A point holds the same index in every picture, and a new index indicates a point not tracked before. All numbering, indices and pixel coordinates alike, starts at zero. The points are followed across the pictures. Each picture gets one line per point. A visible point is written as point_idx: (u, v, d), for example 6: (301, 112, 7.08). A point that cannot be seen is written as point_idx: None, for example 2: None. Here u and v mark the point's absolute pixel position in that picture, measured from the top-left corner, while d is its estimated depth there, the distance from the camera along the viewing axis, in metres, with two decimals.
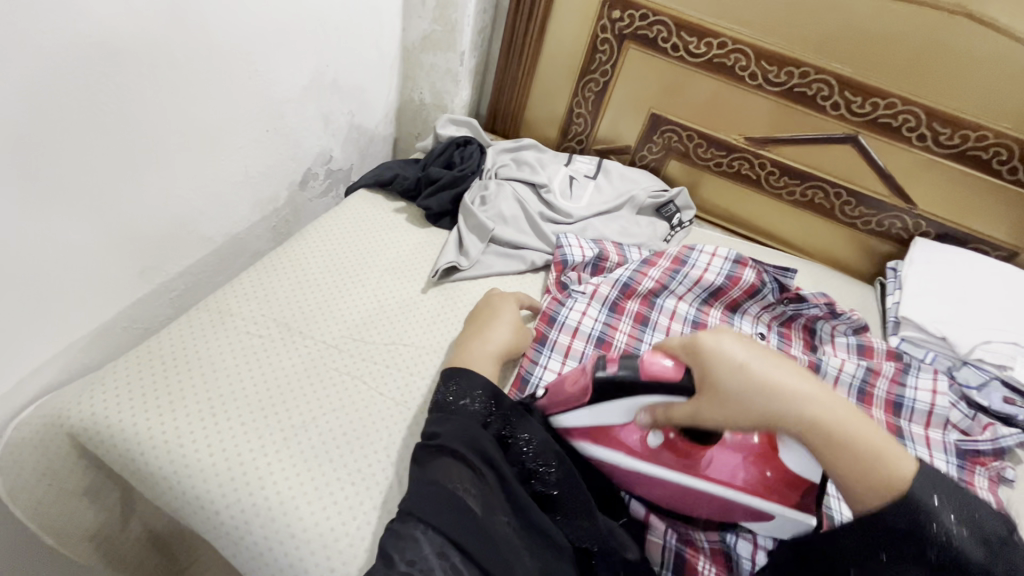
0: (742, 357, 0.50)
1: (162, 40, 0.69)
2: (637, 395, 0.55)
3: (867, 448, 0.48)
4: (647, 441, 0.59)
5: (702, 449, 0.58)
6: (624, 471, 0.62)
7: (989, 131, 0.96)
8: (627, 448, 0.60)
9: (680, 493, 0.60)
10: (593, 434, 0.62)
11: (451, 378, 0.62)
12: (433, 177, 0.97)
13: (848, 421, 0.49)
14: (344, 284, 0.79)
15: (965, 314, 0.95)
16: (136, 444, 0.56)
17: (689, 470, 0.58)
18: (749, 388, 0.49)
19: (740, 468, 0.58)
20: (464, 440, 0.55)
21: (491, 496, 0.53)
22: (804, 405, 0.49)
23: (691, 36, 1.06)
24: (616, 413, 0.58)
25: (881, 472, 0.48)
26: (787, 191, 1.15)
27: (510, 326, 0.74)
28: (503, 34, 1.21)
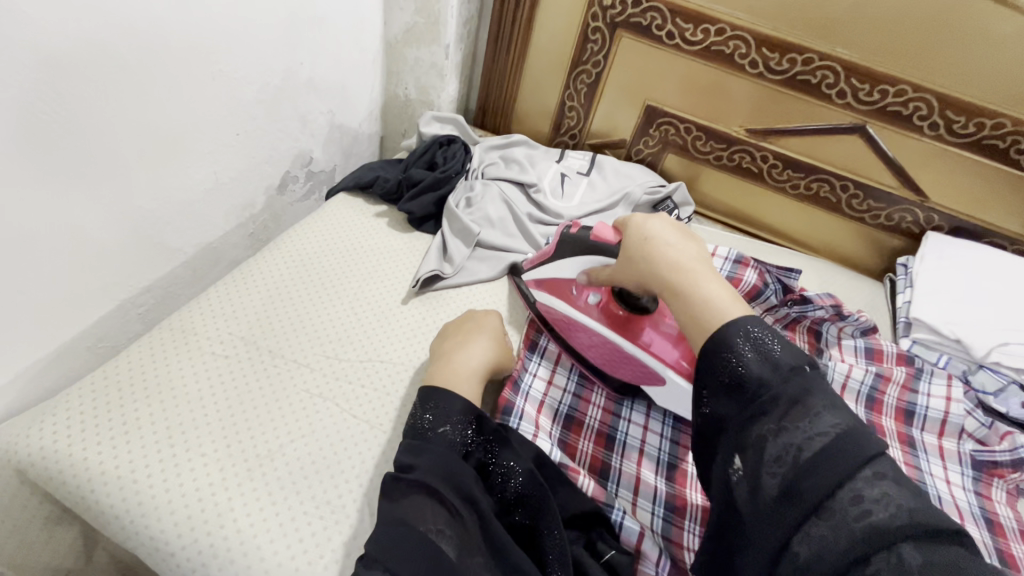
0: (652, 222, 0.60)
1: (115, 46, 0.64)
2: (583, 252, 0.69)
3: (704, 295, 0.52)
4: (590, 299, 0.71)
5: (637, 322, 0.68)
6: (565, 323, 0.74)
7: (1007, 119, 0.89)
8: (573, 300, 0.72)
9: (602, 350, 0.71)
10: (554, 287, 0.74)
11: (426, 404, 0.57)
12: (415, 179, 0.92)
13: (707, 278, 0.54)
14: (319, 296, 0.75)
15: (980, 314, 0.89)
16: (87, 481, 0.53)
17: (617, 329, 0.69)
18: (646, 243, 0.59)
19: (664, 347, 0.66)
20: (438, 472, 0.51)
21: (466, 535, 0.49)
22: (676, 258, 0.56)
23: (688, 22, 1.00)
24: (568, 269, 0.72)
25: (707, 311, 0.51)
26: (791, 184, 1.10)
27: (491, 342, 0.69)
28: (490, 24, 1.16)
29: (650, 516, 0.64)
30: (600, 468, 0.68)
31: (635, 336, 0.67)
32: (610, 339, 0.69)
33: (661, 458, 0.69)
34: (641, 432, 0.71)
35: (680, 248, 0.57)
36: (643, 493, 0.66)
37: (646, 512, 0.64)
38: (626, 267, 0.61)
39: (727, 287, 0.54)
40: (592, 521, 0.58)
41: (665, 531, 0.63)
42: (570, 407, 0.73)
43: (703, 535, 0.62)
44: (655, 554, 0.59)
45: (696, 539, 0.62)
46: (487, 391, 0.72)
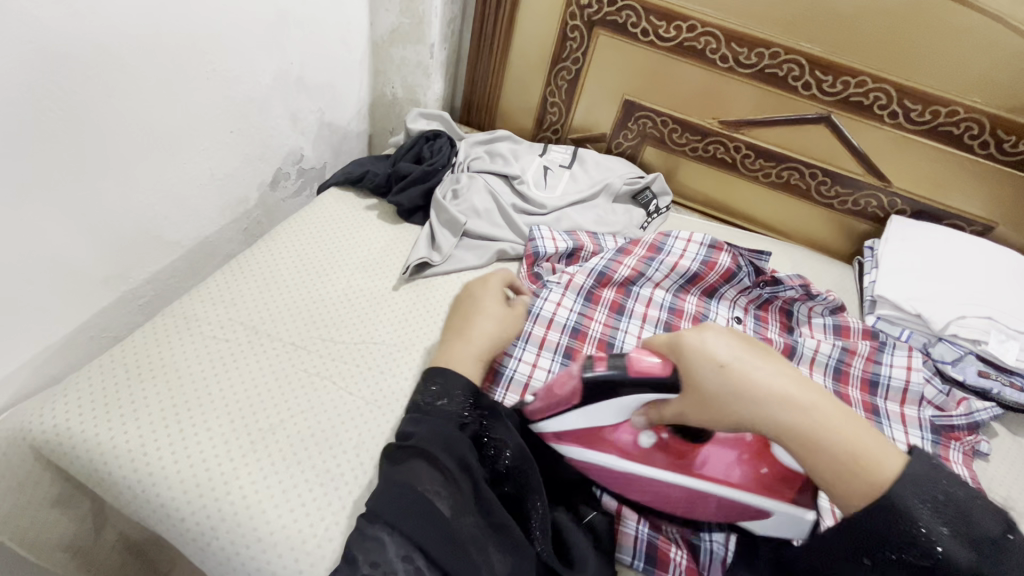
0: (721, 350, 0.52)
1: (113, 45, 0.68)
2: (624, 395, 0.58)
3: (846, 442, 0.48)
4: (641, 441, 0.60)
5: (693, 448, 0.60)
6: (620, 479, 0.62)
7: (960, 106, 0.95)
8: (619, 450, 0.61)
9: (674, 499, 0.60)
10: (587, 439, 0.62)
11: (431, 378, 0.61)
12: (403, 173, 0.96)
13: (829, 413, 0.49)
14: (313, 284, 0.78)
15: (940, 291, 0.95)
16: (99, 455, 0.56)
17: (686, 469, 0.59)
18: (735, 385, 0.50)
19: (729, 461, 0.59)
20: (436, 440, 0.55)
21: (462, 497, 0.53)
22: (787, 400, 0.49)
23: (660, 20, 1.05)
24: (609, 412, 0.60)
25: (864, 465, 0.47)
26: (763, 173, 1.15)
27: (495, 320, 0.71)
28: (472, 24, 1.20)
29: None
30: None
31: (702, 468, 0.59)
32: (687, 484, 0.59)
33: None
34: None
35: (778, 383, 0.50)
36: None
37: None
38: (720, 417, 0.52)
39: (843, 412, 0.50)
40: (570, 493, 0.64)
41: None
42: None
43: None
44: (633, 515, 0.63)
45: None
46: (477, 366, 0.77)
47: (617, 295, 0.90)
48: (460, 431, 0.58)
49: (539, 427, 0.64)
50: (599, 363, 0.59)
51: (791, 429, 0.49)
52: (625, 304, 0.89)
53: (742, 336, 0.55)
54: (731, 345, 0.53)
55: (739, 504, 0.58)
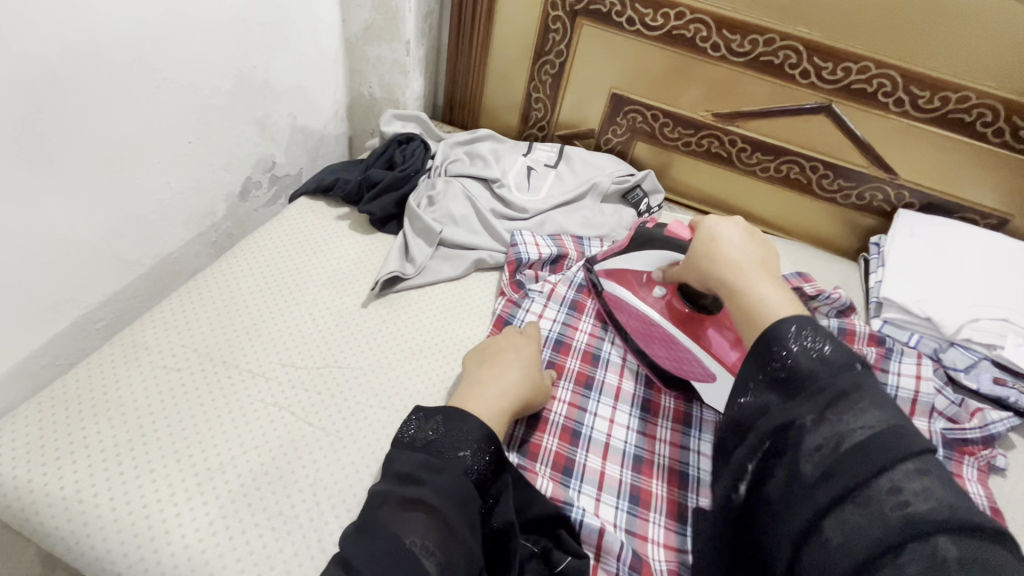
0: (717, 224, 0.62)
1: (49, 59, 0.63)
2: (653, 249, 0.72)
3: (758, 294, 0.54)
4: (655, 292, 0.73)
5: (699, 318, 0.70)
6: (626, 312, 0.77)
7: (971, 92, 0.88)
8: (635, 291, 0.75)
9: (656, 340, 0.74)
10: (620, 277, 0.78)
11: (445, 423, 0.55)
12: (373, 180, 0.90)
13: (762, 278, 0.55)
14: (277, 304, 0.74)
15: (951, 291, 0.89)
16: (31, 504, 0.52)
17: (677, 322, 0.71)
18: (703, 240, 0.62)
19: (721, 345, 0.67)
20: (442, 494, 0.50)
21: (458, 561, 0.47)
22: (738, 260, 0.58)
23: (647, 7, 0.98)
24: (641, 261, 0.75)
25: (758, 308, 0.53)
26: (760, 167, 1.08)
27: (530, 376, 0.66)
28: (450, 18, 1.14)
29: (613, 512, 0.63)
30: (564, 465, 0.66)
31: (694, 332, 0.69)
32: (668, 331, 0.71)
33: (627, 451, 0.69)
34: (606, 426, 0.71)
35: (740, 253, 0.59)
36: (607, 489, 0.65)
37: (609, 508, 0.64)
38: (687, 263, 0.64)
39: (782, 287, 0.54)
40: (550, 527, 0.58)
41: (628, 526, 0.62)
42: None
43: (668, 528, 0.63)
44: (615, 547, 0.58)
45: (660, 530, 0.62)
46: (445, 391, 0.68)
47: None
48: (468, 479, 0.52)
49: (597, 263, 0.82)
50: (654, 223, 0.76)
51: (726, 278, 0.57)
52: None
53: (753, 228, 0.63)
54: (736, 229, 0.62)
55: (702, 362, 0.69)
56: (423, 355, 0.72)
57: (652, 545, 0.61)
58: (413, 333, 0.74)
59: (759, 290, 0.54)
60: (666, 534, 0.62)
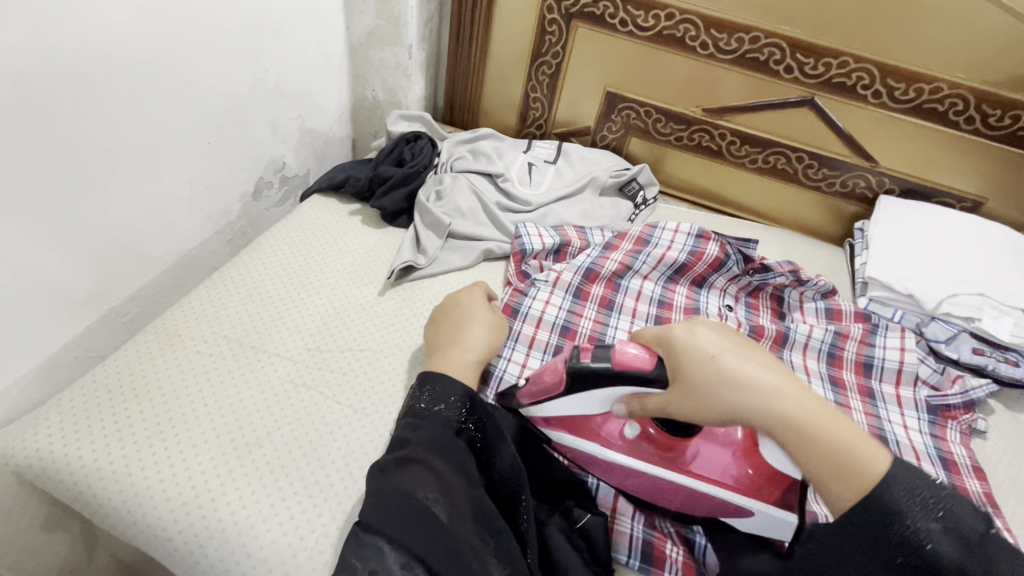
0: (709, 341, 0.54)
1: (79, 61, 0.66)
2: (616, 387, 0.58)
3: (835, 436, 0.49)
4: (627, 432, 0.63)
5: (681, 443, 0.61)
6: (604, 467, 0.64)
7: (943, 83, 0.94)
8: (603, 442, 0.63)
9: (655, 489, 0.62)
10: (572, 427, 0.65)
11: (424, 386, 0.61)
12: (383, 177, 0.94)
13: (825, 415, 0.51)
14: (298, 294, 0.78)
15: (932, 270, 0.94)
16: (82, 478, 0.55)
17: (670, 462, 0.61)
18: (718, 370, 0.52)
19: (719, 461, 0.61)
20: (429, 447, 0.55)
21: (460, 504, 0.52)
22: (788, 403, 0.51)
23: (638, 9, 1.04)
24: (594, 404, 0.61)
25: (853, 454, 0.49)
26: (749, 159, 1.14)
27: (488, 328, 0.70)
28: (450, 22, 1.19)
29: None
30: None
31: (689, 462, 0.61)
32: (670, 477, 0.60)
33: None
34: None
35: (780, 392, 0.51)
36: None
37: None
38: (699, 400, 0.53)
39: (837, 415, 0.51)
40: (563, 494, 0.61)
41: None
42: None
43: None
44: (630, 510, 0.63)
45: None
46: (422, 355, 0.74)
47: (606, 290, 0.89)
48: (455, 435, 0.57)
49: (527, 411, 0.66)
50: (586, 354, 0.58)
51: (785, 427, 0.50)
52: (614, 299, 0.89)
53: (722, 327, 0.57)
54: (717, 337, 0.55)
55: (719, 500, 0.59)
56: None
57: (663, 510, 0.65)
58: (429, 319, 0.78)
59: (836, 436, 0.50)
60: None
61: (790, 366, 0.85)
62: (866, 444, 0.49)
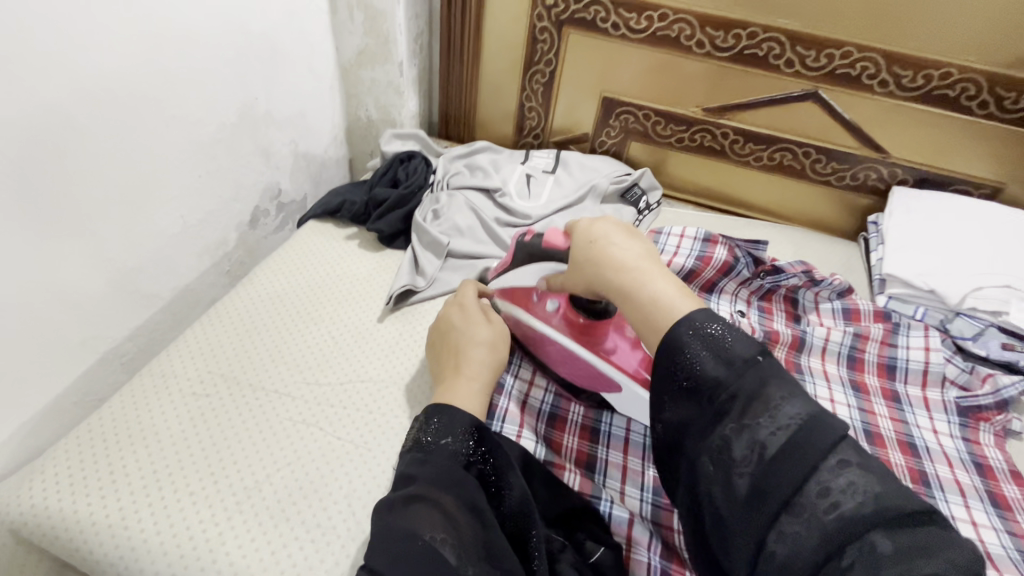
0: (596, 227, 0.58)
1: (62, 106, 0.66)
2: (537, 262, 0.68)
3: (650, 295, 0.51)
4: (550, 306, 0.70)
5: (595, 329, 0.68)
6: (521, 330, 0.73)
7: (953, 67, 0.91)
8: (530, 307, 0.72)
9: (554, 355, 0.71)
10: (511, 295, 0.74)
11: (431, 416, 0.58)
12: (379, 199, 0.93)
13: (653, 277, 0.52)
14: (294, 326, 0.76)
15: (953, 263, 0.90)
16: (78, 534, 0.54)
17: (574, 337, 0.68)
18: (591, 247, 0.57)
19: (624, 355, 0.67)
20: (436, 483, 0.52)
21: (470, 543, 0.49)
22: (621, 263, 0.54)
23: (631, 11, 1.01)
24: (528, 276, 0.70)
25: (656, 308, 0.50)
26: (754, 157, 1.11)
27: (488, 347, 0.67)
28: (440, 36, 1.17)
29: (638, 502, 0.64)
30: (587, 461, 0.68)
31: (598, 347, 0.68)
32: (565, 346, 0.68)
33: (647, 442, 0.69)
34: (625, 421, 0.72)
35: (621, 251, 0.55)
36: (631, 481, 0.66)
37: (634, 499, 0.65)
38: (576, 270, 0.59)
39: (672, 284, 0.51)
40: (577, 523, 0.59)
41: (654, 514, 0.64)
42: (552, 406, 0.73)
43: None
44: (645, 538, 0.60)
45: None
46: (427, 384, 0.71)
47: None
48: (463, 467, 0.54)
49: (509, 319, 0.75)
50: (529, 235, 0.70)
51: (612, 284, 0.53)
52: None
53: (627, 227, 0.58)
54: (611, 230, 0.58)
55: (602, 374, 0.66)
56: None
57: (680, 534, 0.62)
58: None
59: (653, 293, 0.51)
60: None
61: (809, 371, 0.81)
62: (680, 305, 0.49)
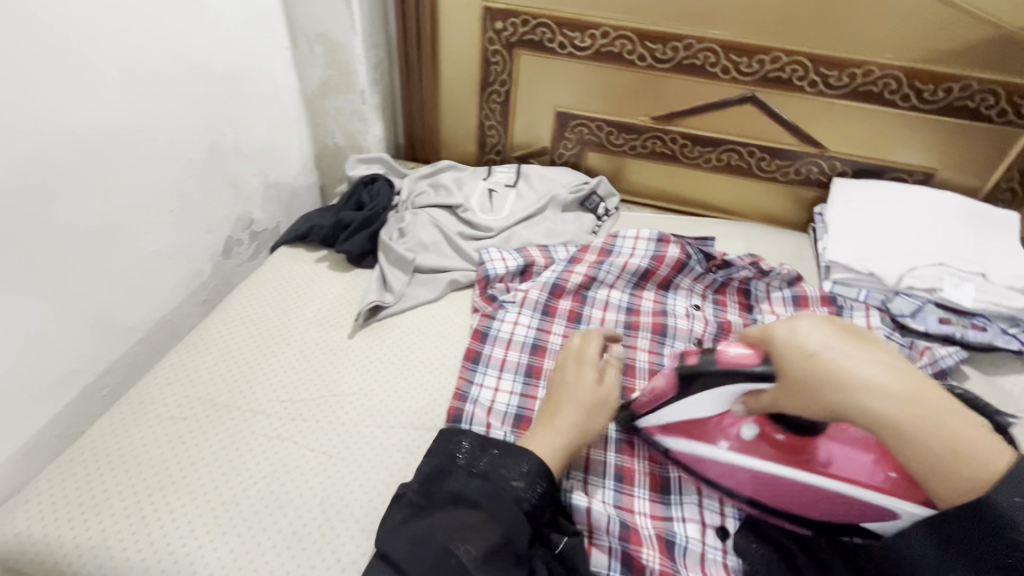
0: (813, 339, 0.50)
1: (32, 153, 0.69)
2: (720, 387, 0.59)
3: (957, 439, 0.44)
4: (745, 433, 0.62)
5: (806, 443, 0.60)
6: (714, 469, 0.64)
7: (874, 65, 0.97)
8: (715, 444, 0.64)
9: (770, 489, 0.61)
10: (687, 429, 0.66)
11: (492, 445, 0.62)
12: (345, 222, 0.96)
13: (942, 415, 0.45)
14: (268, 348, 0.79)
15: (891, 246, 0.96)
16: (63, 556, 0.56)
17: (789, 461, 0.60)
18: (819, 367, 0.48)
19: (858, 461, 0.58)
20: (471, 501, 0.58)
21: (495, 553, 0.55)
22: (890, 394, 0.46)
23: (574, 31, 1.07)
24: (708, 405, 0.62)
25: (957, 460, 0.44)
26: (703, 159, 1.17)
27: (582, 408, 0.65)
28: (399, 64, 1.22)
29: (601, 490, 0.69)
30: None
31: (819, 464, 0.59)
32: (790, 476, 0.59)
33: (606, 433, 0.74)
34: None
35: (887, 385, 0.46)
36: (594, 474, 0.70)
37: (597, 488, 0.69)
38: (802, 396, 0.50)
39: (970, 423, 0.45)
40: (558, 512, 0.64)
41: (617, 499, 0.68)
42: (518, 408, 0.75)
43: (653, 500, 0.69)
44: (604, 521, 0.64)
45: (645, 502, 0.69)
46: (398, 392, 0.75)
47: (574, 304, 0.91)
48: (501, 492, 0.58)
49: (644, 418, 0.69)
50: (692, 358, 0.62)
51: (883, 420, 0.46)
52: (582, 312, 0.91)
53: (846, 327, 0.51)
54: (830, 336, 0.50)
55: (850, 500, 0.57)
56: (411, 375, 0.77)
57: (640, 516, 0.67)
58: (401, 356, 0.80)
59: (941, 441, 0.44)
60: (652, 505, 0.69)
61: None
62: (983, 456, 0.44)
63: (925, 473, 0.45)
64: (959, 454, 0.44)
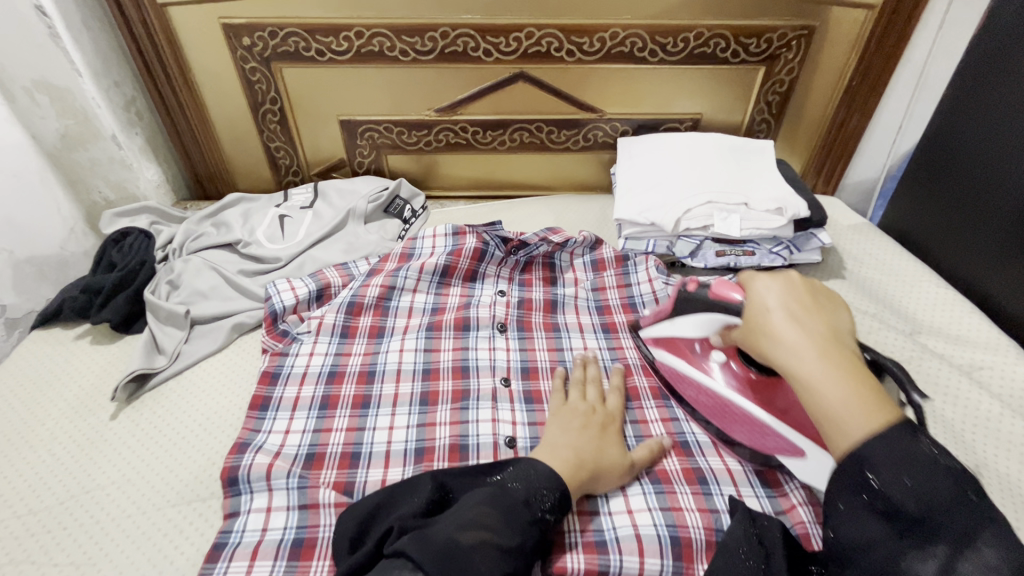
0: (770, 294, 0.60)
1: None
2: (703, 310, 0.70)
3: (824, 403, 0.51)
4: (715, 358, 0.73)
5: (768, 385, 0.69)
6: (682, 378, 0.76)
7: (617, 27, 1.01)
8: (688, 358, 0.75)
9: (712, 408, 0.73)
10: (669, 345, 0.78)
11: (514, 464, 0.61)
12: (96, 287, 0.85)
13: (840, 383, 0.51)
14: (7, 456, 0.68)
15: (669, 191, 1.00)
16: None
17: (742, 389, 0.70)
18: (760, 320, 0.59)
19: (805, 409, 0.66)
20: (499, 517, 0.54)
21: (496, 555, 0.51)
22: (797, 350, 0.54)
23: (327, 36, 1.02)
24: (689, 328, 0.74)
25: (830, 421, 0.50)
26: (498, 142, 1.18)
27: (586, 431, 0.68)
28: (155, 97, 1.11)
29: None
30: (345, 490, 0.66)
31: (772, 406, 0.68)
32: (728, 398, 0.71)
33: (408, 448, 0.71)
34: (387, 434, 0.72)
35: (801, 338, 0.54)
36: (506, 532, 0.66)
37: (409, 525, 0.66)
38: (749, 339, 0.61)
39: (856, 391, 0.50)
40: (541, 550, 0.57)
41: None
42: (310, 447, 0.70)
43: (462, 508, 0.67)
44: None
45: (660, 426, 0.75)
46: (173, 464, 0.68)
47: (375, 319, 0.86)
48: (532, 518, 0.56)
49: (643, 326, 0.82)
50: (693, 285, 0.73)
51: (799, 376, 0.53)
52: (385, 325, 0.86)
53: (812, 293, 0.59)
54: (784, 289, 0.60)
55: (772, 434, 0.67)
56: (190, 445, 0.70)
57: None
58: (181, 423, 0.72)
59: (827, 399, 0.51)
60: None
61: (564, 327, 0.89)
62: (872, 414, 0.49)
63: (817, 413, 0.52)
64: (835, 415, 0.50)
